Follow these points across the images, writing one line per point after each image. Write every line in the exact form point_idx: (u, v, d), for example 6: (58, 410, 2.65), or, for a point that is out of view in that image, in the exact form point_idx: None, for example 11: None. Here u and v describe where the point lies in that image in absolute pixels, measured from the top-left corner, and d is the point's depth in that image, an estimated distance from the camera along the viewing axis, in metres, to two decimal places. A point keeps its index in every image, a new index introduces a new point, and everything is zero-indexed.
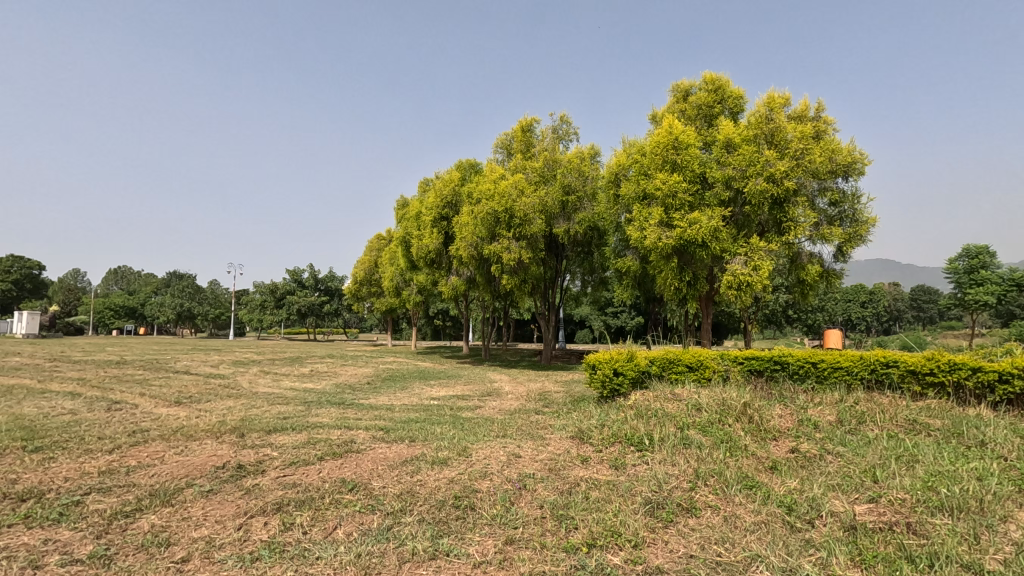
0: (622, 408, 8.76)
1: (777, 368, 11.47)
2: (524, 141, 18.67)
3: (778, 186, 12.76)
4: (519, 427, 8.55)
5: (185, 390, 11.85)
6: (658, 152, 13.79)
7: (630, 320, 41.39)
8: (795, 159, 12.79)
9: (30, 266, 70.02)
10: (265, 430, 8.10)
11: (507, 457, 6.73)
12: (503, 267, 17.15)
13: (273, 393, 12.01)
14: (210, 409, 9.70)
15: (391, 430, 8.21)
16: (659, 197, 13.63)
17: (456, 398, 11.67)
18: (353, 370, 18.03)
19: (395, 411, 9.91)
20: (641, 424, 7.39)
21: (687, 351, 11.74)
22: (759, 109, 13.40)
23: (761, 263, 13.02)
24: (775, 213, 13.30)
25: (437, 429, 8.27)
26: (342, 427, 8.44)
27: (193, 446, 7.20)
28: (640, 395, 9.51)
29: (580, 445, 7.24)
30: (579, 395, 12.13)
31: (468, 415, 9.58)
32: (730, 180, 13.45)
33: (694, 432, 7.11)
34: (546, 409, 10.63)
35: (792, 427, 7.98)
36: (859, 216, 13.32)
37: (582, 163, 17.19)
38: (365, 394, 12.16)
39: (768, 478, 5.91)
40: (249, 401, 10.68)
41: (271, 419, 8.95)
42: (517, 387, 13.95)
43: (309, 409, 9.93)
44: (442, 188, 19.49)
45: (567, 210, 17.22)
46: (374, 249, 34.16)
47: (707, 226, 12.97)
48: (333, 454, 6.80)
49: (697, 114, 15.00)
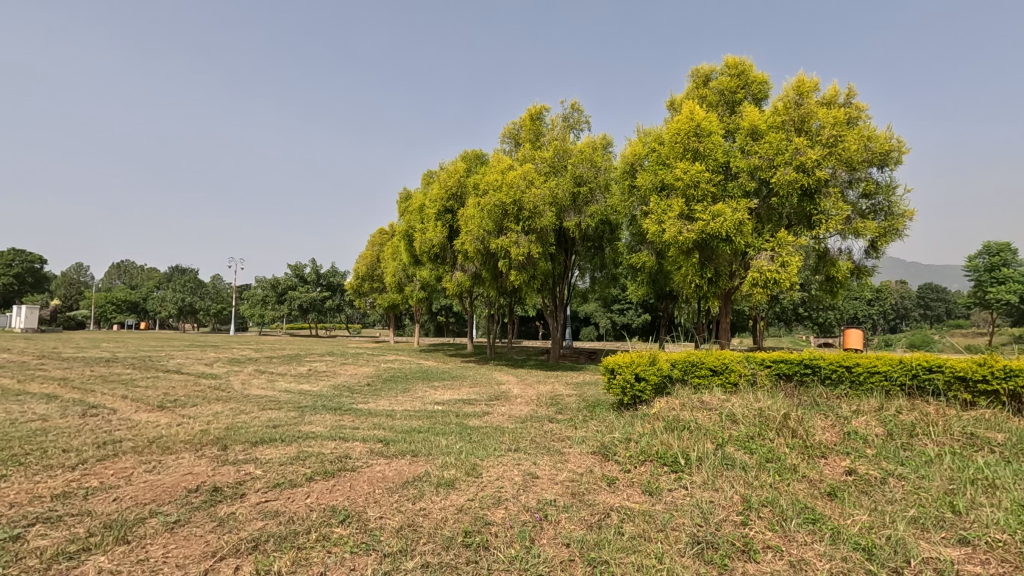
0: (647, 419, 7.90)
1: (807, 372, 10.62)
2: (533, 129, 17.73)
3: (810, 176, 11.83)
4: (533, 438, 7.70)
5: (171, 392, 11.04)
6: (678, 140, 12.94)
7: (636, 317, 40.87)
8: (828, 147, 11.87)
9: (31, 260, 69.27)
10: (251, 441, 7.28)
11: (523, 478, 5.90)
12: (511, 262, 16.26)
13: (266, 396, 11.18)
14: (194, 415, 8.89)
15: (391, 442, 7.38)
16: (679, 188, 12.79)
17: (463, 403, 10.83)
18: (353, 369, 17.24)
19: (397, 418, 9.06)
20: (674, 439, 6.53)
21: (710, 353, 10.89)
22: (787, 94, 12.48)
23: (790, 258, 12.05)
24: (805, 205, 12.36)
25: (443, 441, 7.43)
26: (337, 437, 7.60)
27: (167, 462, 6.37)
28: (665, 404, 8.64)
29: (604, 462, 6.40)
30: (595, 400, 11.27)
31: (476, 423, 8.74)
32: (755, 170, 12.56)
33: (736, 450, 6.26)
34: (560, 415, 9.80)
35: (840, 442, 7.13)
36: (895, 209, 12.38)
37: (595, 154, 16.28)
38: (364, 398, 11.33)
39: (830, 509, 5.06)
40: (238, 406, 9.85)
41: (259, 428, 8.11)
42: (526, 390, 13.11)
43: (302, 416, 9.09)
44: (447, 179, 18.66)
45: (578, 202, 16.34)
46: (376, 244, 33.29)
47: (732, 219, 12.09)
48: (324, 473, 5.96)
49: (718, 100, 14.11)
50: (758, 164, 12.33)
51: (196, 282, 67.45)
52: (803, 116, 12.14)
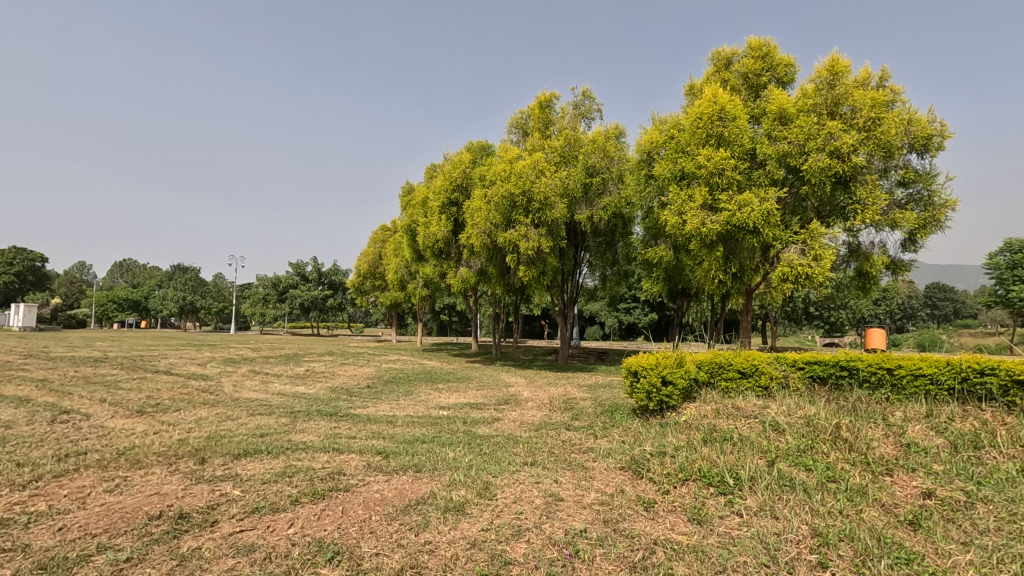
0: (679, 429, 7.01)
1: (843, 375, 9.70)
2: (542, 118, 16.84)
3: (845, 162, 10.89)
4: (551, 450, 6.85)
5: (154, 396, 10.20)
6: (700, 126, 12.08)
7: (643, 317, 39.97)
8: (864, 131, 10.95)
9: (32, 258, 68.56)
10: (234, 453, 6.44)
11: (544, 500, 5.05)
12: (520, 257, 15.38)
13: (257, 399, 10.35)
14: (175, 422, 8.04)
15: (391, 454, 6.54)
16: (702, 176, 11.95)
17: (470, 408, 9.97)
18: (352, 369, 16.42)
19: (398, 426, 8.20)
20: (716, 454, 5.65)
21: (739, 354, 9.96)
22: (818, 75, 11.57)
23: (823, 250, 11.16)
24: (838, 194, 11.44)
25: (450, 454, 6.57)
26: (330, 449, 6.75)
27: (133, 480, 5.53)
28: (695, 411, 7.77)
29: (636, 482, 5.54)
30: (613, 404, 10.41)
31: (485, 432, 7.90)
32: (784, 157, 11.69)
33: (791, 467, 5.38)
34: (577, 422, 8.94)
35: (902, 456, 6.22)
36: (935, 198, 11.44)
37: (608, 143, 15.43)
38: (364, 401, 10.50)
39: (919, 545, 4.17)
40: (225, 411, 9.02)
41: (245, 437, 7.26)
42: (537, 392, 12.27)
43: (294, 422, 8.26)
44: (451, 170, 17.81)
45: (589, 193, 15.46)
46: (379, 241, 32.47)
47: (760, 208, 11.20)
48: (313, 493, 5.13)
49: (741, 84, 13.21)
50: (787, 150, 11.45)
51: (197, 281, 66.92)
52: (837, 98, 11.22)
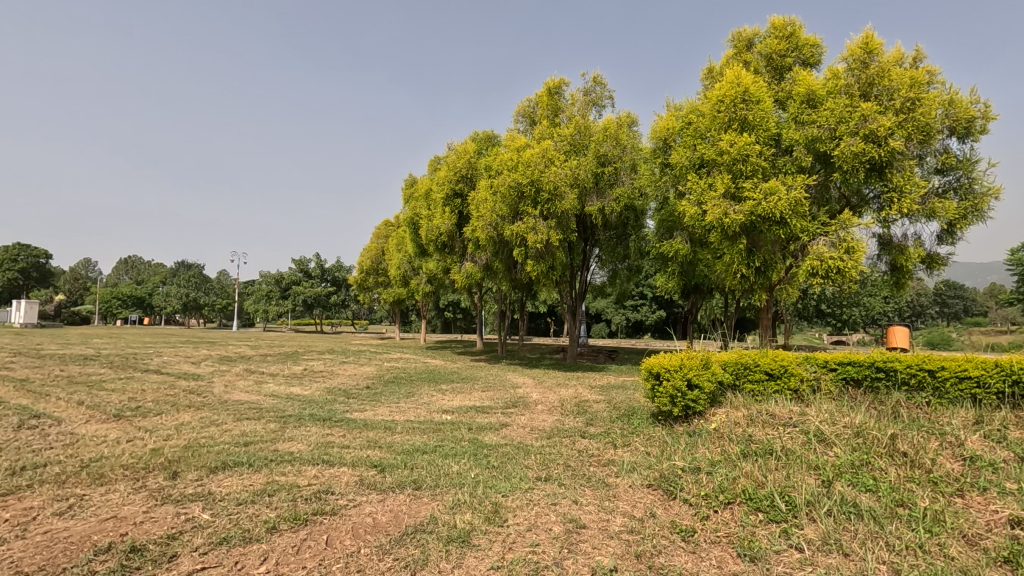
0: (710, 440, 6.25)
1: (880, 377, 8.65)
2: (550, 106, 16.06)
3: (882, 147, 10.03)
4: (567, 463, 6.12)
5: (136, 398, 9.50)
6: (721, 110, 11.30)
7: (651, 314, 39.08)
8: (901, 114, 10.09)
9: (34, 255, 68.06)
10: (210, 466, 5.72)
11: (564, 529, 4.31)
12: (528, 251, 14.63)
13: (248, 402, 9.65)
14: (152, 429, 7.33)
15: (387, 468, 5.81)
16: (724, 163, 11.18)
17: (476, 412, 9.22)
18: (352, 369, 15.70)
19: (396, 433, 7.45)
20: (760, 472, 4.89)
21: (765, 354, 9.14)
22: (850, 54, 10.74)
23: (856, 242, 10.35)
24: (872, 181, 10.61)
25: (454, 468, 5.83)
26: (319, 461, 6.01)
27: (90, 500, 4.81)
28: (725, 419, 7.00)
29: (668, 505, 4.79)
30: (630, 408, 9.65)
31: (493, 440, 7.16)
32: (812, 142, 10.89)
33: (850, 489, 4.59)
34: (592, 429, 8.18)
35: (970, 473, 5.38)
36: (976, 186, 10.62)
37: (620, 131, 14.65)
38: (361, 404, 9.76)
39: None
40: (210, 415, 8.30)
41: (226, 446, 6.54)
42: (546, 394, 11.52)
43: (283, 429, 7.54)
44: (456, 160, 17.06)
45: (601, 184, 14.71)
46: (382, 236, 31.77)
47: (788, 197, 10.42)
48: (295, 518, 4.40)
49: (765, 66, 12.41)
50: (817, 134, 10.66)
51: (201, 277, 66.49)
52: (872, 78, 10.39)
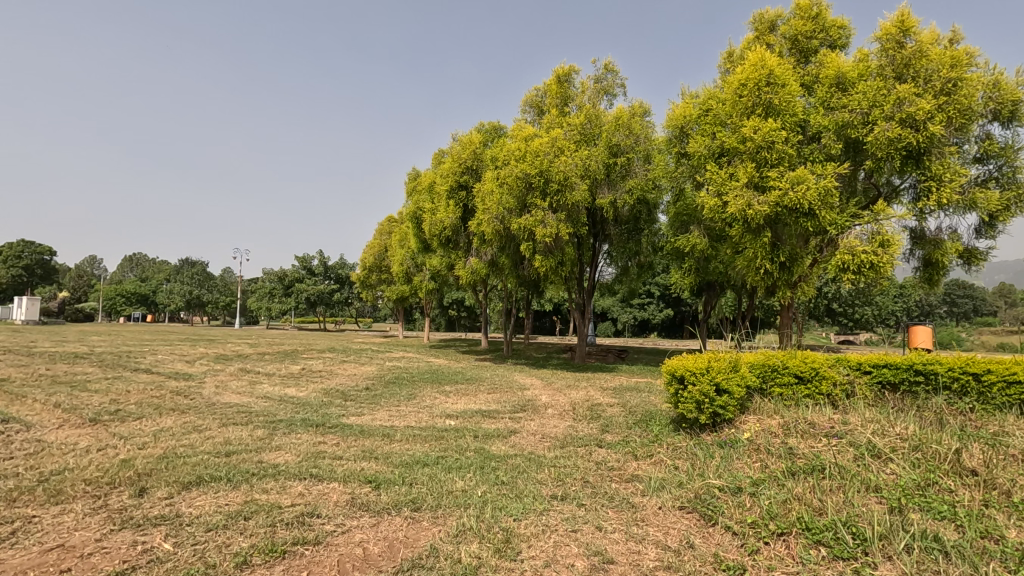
0: (746, 454, 5.53)
1: (918, 381, 7.67)
2: (559, 94, 15.37)
3: (919, 132, 9.27)
4: (586, 479, 5.43)
5: (118, 400, 8.87)
6: (744, 94, 10.56)
7: (658, 312, 38.31)
8: (940, 96, 9.34)
9: (39, 252, 67.93)
10: (183, 481, 5.06)
11: (588, 565, 3.63)
12: (536, 246, 13.94)
13: (238, 404, 9.02)
14: (128, 435, 6.69)
15: (382, 484, 5.14)
16: (747, 151, 10.47)
17: (482, 417, 8.53)
18: (353, 369, 15.05)
19: (394, 441, 6.78)
20: (815, 496, 4.19)
21: (793, 355, 8.29)
22: (884, 33, 9.97)
23: (891, 235, 9.67)
24: (908, 170, 9.86)
25: (458, 484, 5.15)
26: (304, 475, 5.33)
27: (38, 523, 4.17)
28: (757, 430, 6.28)
29: (709, 534, 4.09)
30: (647, 413, 8.95)
31: (501, 450, 6.49)
32: (842, 128, 10.17)
33: (925, 519, 3.87)
34: (608, 436, 7.50)
35: None
36: (1020, 175, 9.85)
37: (633, 120, 13.98)
38: (359, 407, 9.09)
39: None
40: (193, 420, 7.65)
41: (205, 457, 5.87)
42: (556, 397, 10.84)
43: (271, 436, 6.87)
44: (460, 151, 16.38)
45: (613, 176, 14.05)
46: (385, 232, 31.14)
47: (817, 186, 9.68)
48: (271, 550, 3.73)
49: (789, 49, 11.67)
50: (847, 119, 9.90)
51: (204, 274, 66.22)
52: (908, 59, 9.64)
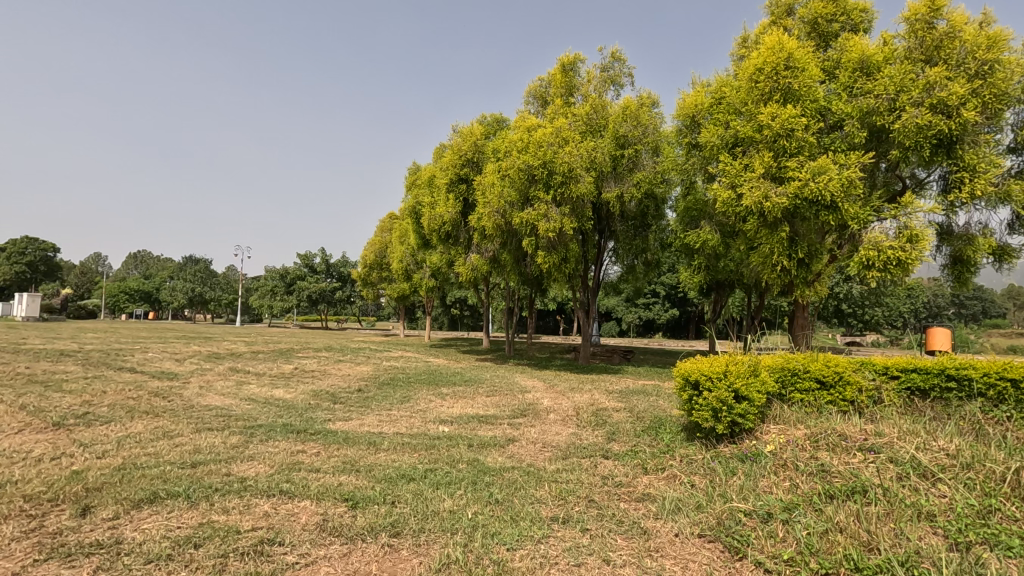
0: (773, 472, 4.90)
1: (951, 388, 6.78)
2: (564, 84, 14.76)
3: (952, 119, 8.60)
4: (591, 498, 4.80)
5: (90, 402, 8.29)
6: (761, 79, 9.93)
7: (664, 312, 37.56)
8: (974, 80, 8.69)
9: (42, 249, 67.54)
10: (134, 499, 4.46)
11: None
12: (538, 242, 13.32)
13: (218, 406, 8.43)
14: (89, 442, 6.11)
15: (360, 502, 4.53)
16: (765, 140, 9.83)
17: (478, 423, 7.92)
18: (347, 369, 14.46)
19: (380, 451, 6.16)
20: (864, 529, 3.55)
21: (814, 358, 7.53)
22: (912, 14, 9.31)
23: (920, 230, 9.01)
24: (937, 160, 9.19)
25: (446, 504, 4.54)
26: (273, 492, 4.72)
27: None
28: (781, 443, 5.62)
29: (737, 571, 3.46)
30: (657, 419, 8.31)
31: (497, 462, 5.87)
32: (867, 115, 9.51)
33: (999, 560, 3.22)
34: (615, 446, 6.87)
35: None
36: None
37: (641, 110, 13.31)
38: (347, 412, 8.49)
39: None
40: (165, 425, 7.06)
41: (167, 469, 5.27)
42: (559, 401, 10.22)
43: (246, 444, 6.27)
44: (461, 143, 15.78)
45: (620, 169, 13.45)
46: (386, 229, 30.57)
47: (840, 176, 9.03)
48: None
49: (808, 34, 11.02)
50: (873, 106, 9.25)
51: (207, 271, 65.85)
52: (939, 41, 9.00)
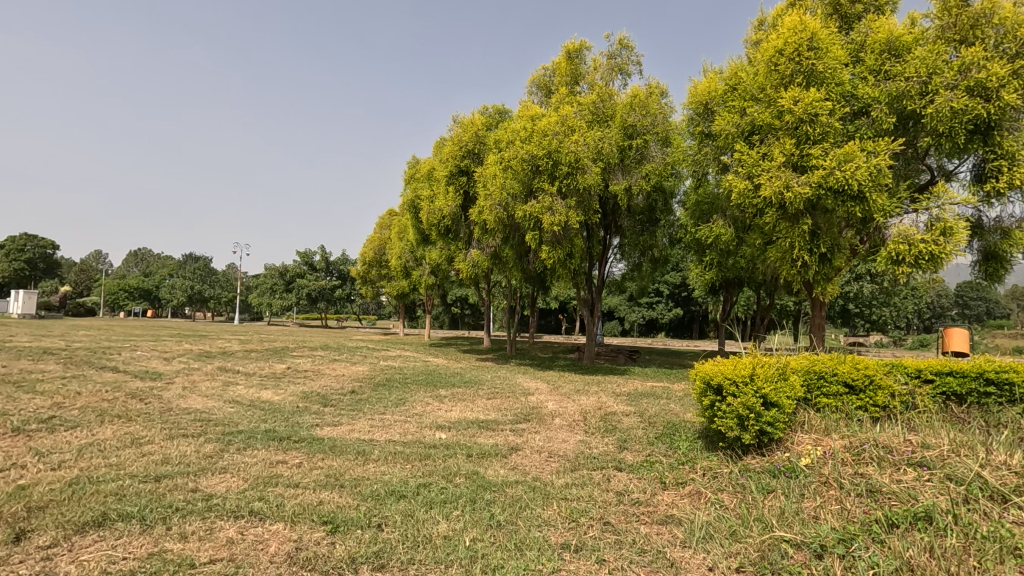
0: (816, 492, 4.26)
1: (992, 393, 6.12)
2: (569, 72, 14.15)
3: (991, 102, 7.97)
4: (606, 521, 4.18)
5: (61, 405, 7.68)
6: (781, 62, 9.31)
7: (668, 312, 36.93)
8: (1015, 62, 8.07)
9: (42, 246, 66.98)
10: (77, 521, 3.84)
11: None
12: (542, 236, 12.69)
13: (198, 410, 7.82)
14: (48, 451, 5.51)
15: (339, 527, 3.91)
16: (785, 126, 9.21)
17: (479, 430, 7.29)
18: (342, 368, 13.84)
19: (368, 462, 5.55)
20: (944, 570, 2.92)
21: (841, 360, 6.84)
22: None
23: (953, 222, 8.38)
24: (972, 147, 8.56)
25: (439, 528, 3.93)
26: (240, 514, 4.10)
27: None
28: (816, 456, 4.97)
29: None
30: (671, 425, 7.67)
31: (498, 475, 5.25)
32: (895, 100, 8.88)
33: None
34: (628, 456, 6.25)
35: None
36: None
37: (650, 98, 12.69)
38: (337, 416, 7.89)
39: None
40: (137, 431, 6.46)
41: (125, 484, 4.65)
42: (564, 404, 9.58)
43: (221, 454, 5.66)
44: (462, 134, 15.16)
45: (628, 160, 12.84)
46: (386, 226, 29.99)
47: (868, 165, 8.42)
48: None
49: (828, 16, 10.40)
50: (902, 89, 8.60)
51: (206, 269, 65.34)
52: (974, 20, 8.37)
